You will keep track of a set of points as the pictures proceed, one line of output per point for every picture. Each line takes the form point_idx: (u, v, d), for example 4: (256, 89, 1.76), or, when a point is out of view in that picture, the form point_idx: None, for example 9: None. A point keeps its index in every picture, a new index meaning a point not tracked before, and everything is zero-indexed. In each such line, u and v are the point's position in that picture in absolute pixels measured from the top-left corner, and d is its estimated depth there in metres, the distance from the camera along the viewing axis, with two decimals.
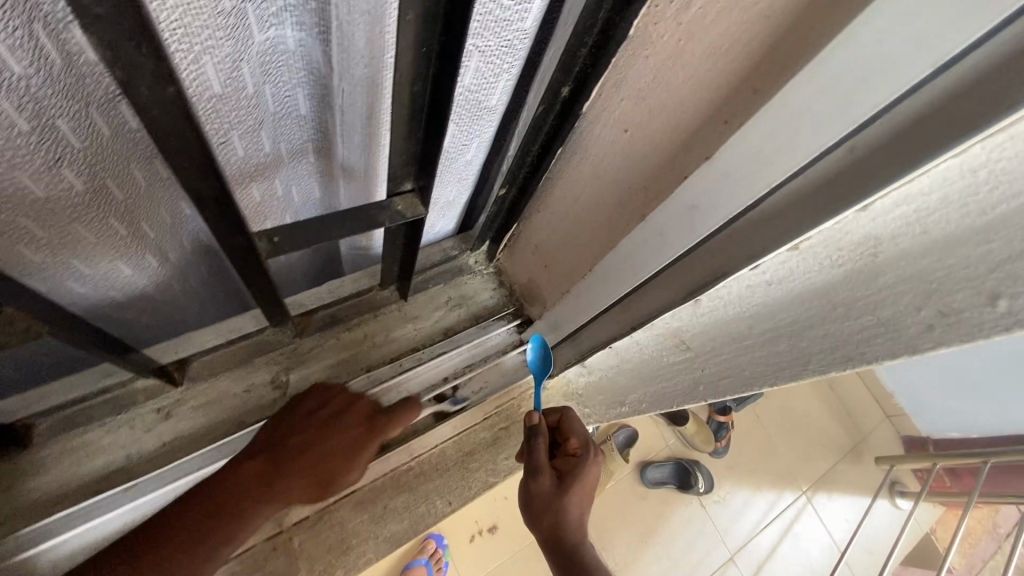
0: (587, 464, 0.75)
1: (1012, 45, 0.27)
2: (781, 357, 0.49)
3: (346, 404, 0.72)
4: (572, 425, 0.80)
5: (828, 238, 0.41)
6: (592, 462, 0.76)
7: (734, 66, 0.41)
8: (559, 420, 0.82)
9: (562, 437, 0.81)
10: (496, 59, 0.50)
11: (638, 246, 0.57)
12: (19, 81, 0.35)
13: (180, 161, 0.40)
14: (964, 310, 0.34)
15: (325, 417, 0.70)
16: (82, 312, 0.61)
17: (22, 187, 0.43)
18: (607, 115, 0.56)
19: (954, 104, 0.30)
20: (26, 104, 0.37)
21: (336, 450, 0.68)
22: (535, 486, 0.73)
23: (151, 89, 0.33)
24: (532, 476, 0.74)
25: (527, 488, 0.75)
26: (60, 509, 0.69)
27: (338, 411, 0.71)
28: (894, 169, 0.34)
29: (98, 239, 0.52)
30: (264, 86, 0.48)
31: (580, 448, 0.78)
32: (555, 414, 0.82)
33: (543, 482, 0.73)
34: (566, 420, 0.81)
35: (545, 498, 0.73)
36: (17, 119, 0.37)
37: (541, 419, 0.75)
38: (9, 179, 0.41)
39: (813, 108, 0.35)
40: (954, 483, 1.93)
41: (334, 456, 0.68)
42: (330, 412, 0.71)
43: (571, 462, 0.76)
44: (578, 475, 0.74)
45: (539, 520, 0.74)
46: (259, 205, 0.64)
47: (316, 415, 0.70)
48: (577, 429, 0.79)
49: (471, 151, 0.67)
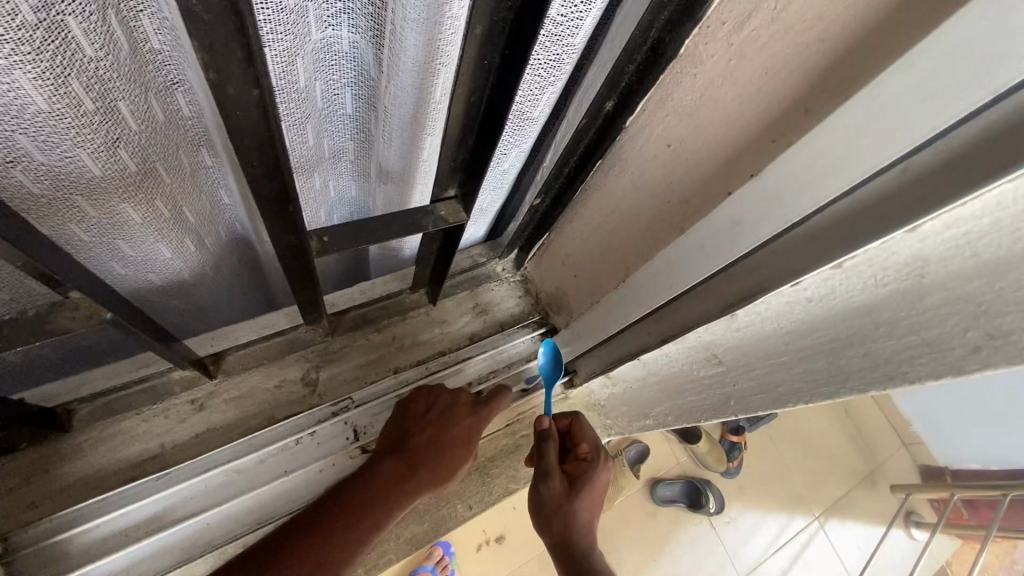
0: (596, 468, 0.76)
1: None
2: (819, 374, 0.50)
3: (450, 401, 0.77)
4: (582, 430, 0.80)
5: (873, 259, 0.41)
6: (603, 467, 0.77)
7: (785, 87, 0.43)
8: (569, 426, 0.83)
9: (572, 443, 0.82)
10: (544, 72, 0.52)
11: (676, 260, 0.58)
12: (89, 63, 0.36)
13: (251, 160, 0.42)
14: (1014, 333, 0.35)
15: (439, 414, 0.75)
16: (123, 292, 0.63)
17: (81, 165, 0.43)
18: (650, 130, 0.58)
19: (1008, 132, 0.31)
20: (93, 84, 0.38)
21: (453, 442, 0.72)
22: (546, 487, 0.73)
23: (238, 91, 0.35)
24: (543, 478, 0.74)
25: (537, 493, 0.75)
26: (94, 494, 0.71)
27: (448, 406, 0.76)
28: (946, 192, 0.34)
29: (143, 222, 0.52)
30: (317, 83, 0.49)
31: (590, 453, 0.79)
32: (565, 420, 0.83)
33: (553, 485, 0.73)
34: (576, 426, 0.82)
35: (555, 500, 0.73)
36: (84, 99, 0.38)
37: (552, 423, 0.77)
38: (69, 157, 0.42)
39: (867, 130, 0.36)
40: (972, 516, 1.89)
41: (451, 449, 0.72)
42: (440, 407, 0.76)
43: (581, 466, 0.77)
44: (588, 480, 0.75)
45: (548, 525, 0.73)
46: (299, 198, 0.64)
47: (428, 414, 0.75)
48: (587, 435, 0.80)
49: (509, 160, 0.68)
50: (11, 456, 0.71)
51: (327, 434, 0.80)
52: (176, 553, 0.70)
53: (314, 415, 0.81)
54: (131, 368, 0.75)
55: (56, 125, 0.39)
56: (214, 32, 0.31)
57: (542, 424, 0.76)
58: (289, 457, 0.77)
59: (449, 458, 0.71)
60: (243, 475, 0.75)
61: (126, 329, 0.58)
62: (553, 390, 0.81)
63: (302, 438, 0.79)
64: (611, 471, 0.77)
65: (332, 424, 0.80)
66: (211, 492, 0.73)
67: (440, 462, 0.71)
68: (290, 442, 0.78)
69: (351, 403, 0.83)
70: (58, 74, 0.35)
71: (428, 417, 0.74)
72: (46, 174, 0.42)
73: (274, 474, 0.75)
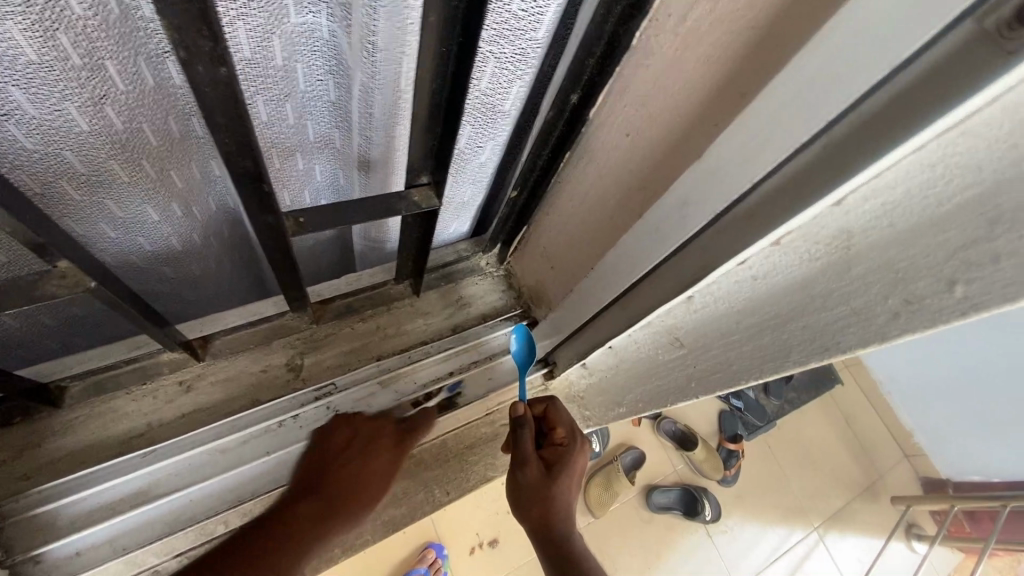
0: (574, 454, 0.77)
1: (967, 39, 0.30)
2: (765, 350, 0.52)
3: (372, 432, 0.77)
4: (558, 414, 0.81)
5: (806, 233, 0.44)
6: (579, 451, 0.78)
7: (724, 72, 0.45)
8: (545, 410, 0.83)
9: (548, 426, 0.82)
10: (511, 66, 0.55)
11: (635, 244, 0.61)
12: (77, 21, 0.40)
13: (223, 137, 0.45)
14: (926, 297, 0.37)
15: (360, 446, 0.75)
16: (112, 256, 0.66)
17: (70, 119, 0.47)
18: (611, 120, 0.60)
19: (904, 106, 0.33)
20: (81, 41, 0.41)
21: (374, 470, 0.74)
22: (523, 477, 0.74)
23: (206, 69, 0.38)
24: (520, 466, 0.75)
25: (516, 480, 0.76)
26: (83, 467, 0.74)
27: (371, 437, 0.77)
28: (851, 164, 0.37)
29: (130, 180, 0.56)
30: (296, 64, 0.52)
31: (566, 437, 0.79)
32: (541, 405, 0.83)
33: (530, 473, 0.74)
34: (552, 410, 0.82)
35: (533, 487, 0.74)
36: (71, 54, 0.42)
37: (527, 411, 0.77)
38: (58, 110, 0.46)
39: (787, 109, 0.39)
40: (973, 528, 1.87)
41: (373, 479, 0.75)
42: (361, 440, 0.76)
43: (557, 452, 0.78)
44: (566, 464, 0.76)
45: (527, 510, 0.75)
46: (278, 172, 0.67)
47: (348, 447, 0.75)
48: (563, 419, 0.80)
49: (485, 153, 0.71)
50: (6, 429, 0.74)
51: (310, 418, 0.82)
52: (158, 526, 0.73)
53: (297, 398, 0.84)
54: (123, 349, 0.78)
55: (46, 76, 0.43)
56: (181, 12, 0.34)
57: (518, 412, 0.76)
58: (272, 439, 0.80)
59: (372, 488, 0.74)
60: (227, 455, 0.78)
61: (121, 306, 0.63)
62: (526, 377, 0.82)
63: (284, 421, 0.81)
64: (588, 454, 0.78)
65: (315, 407, 0.83)
66: (194, 469, 0.76)
67: (364, 491, 0.73)
68: (273, 425, 0.81)
69: (334, 388, 0.86)
70: (47, 28, 0.39)
71: (350, 449, 0.75)
72: (37, 128, 0.47)
73: (256, 455, 0.78)
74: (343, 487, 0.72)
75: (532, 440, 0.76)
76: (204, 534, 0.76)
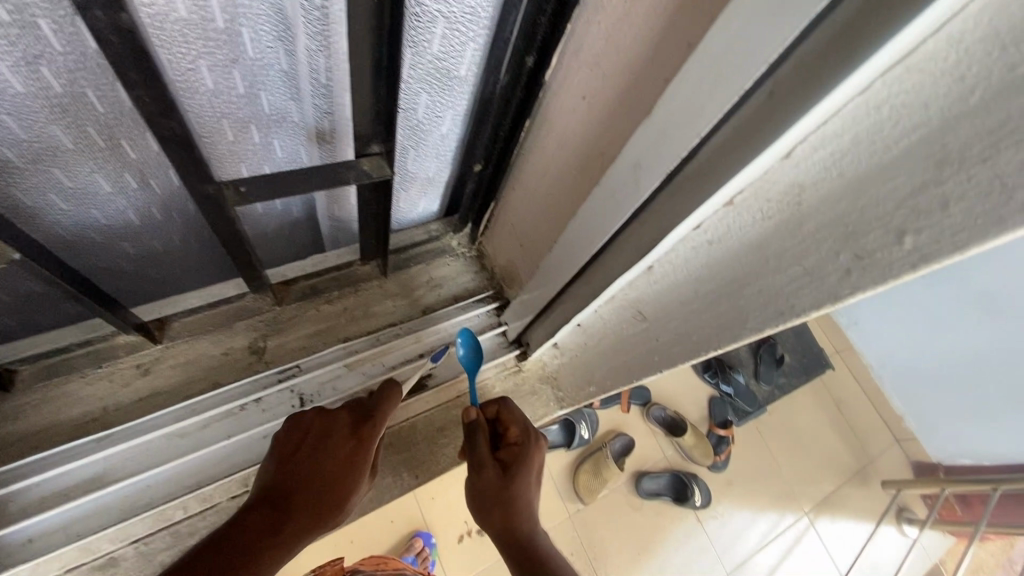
0: (530, 450, 0.74)
1: None
2: (724, 317, 0.50)
3: (326, 425, 0.65)
4: (511, 413, 0.78)
5: (758, 191, 0.42)
6: (535, 448, 0.75)
7: (671, 20, 0.43)
8: (498, 412, 0.80)
9: (502, 428, 0.79)
10: (462, 26, 0.53)
11: (594, 213, 0.58)
12: None
13: (141, 93, 0.42)
14: (877, 252, 0.35)
15: (315, 440, 0.64)
16: (66, 230, 0.64)
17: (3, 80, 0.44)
18: (568, 84, 0.58)
19: (848, 41, 0.31)
20: None
21: (333, 468, 0.62)
22: (481, 481, 0.71)
23: (106, 14, 0.35)
24: (476, 470, 0.71)
25: (473, 486, 0.72)
26: (36, 452, 0.72)
27: (324, 430, 0.65)
28: (794, 109, 0.35)
29: (75, 147, 0.53)
30: (241, 27, 0.48)
31: (520, 435, 0.76)
32: (493, 407, 0.80)
33: (487, 474, 0.71)
34: (505, 411, 0.79)
35: (492, 490, 0.70)
36: None
37: (480, 414, 0.75)
38: None
39: (730, 52, 0.36)
40: (964, 511, 1.86)
41: (340, 475, 0.62)
42: (315, 434, 0.64)
43: (514, 451, 0.75)
44: (523, 461, 0.73)
45: (488, 517, 0.69)
46: (232, 146, 0.61)
47: (301, 444, 0.64)
48: (517, 418, 0.78)
49: (445, 124, 0.69)
50: None
51: (272, 401, 0.81)
52: (115, 512, 0.71)
53: (259, 382, 0.82)
54: (78, 331, 0.76)
55: None
56: None
57: (469, 416, 0.75)
58: (233, 423, 0.78)
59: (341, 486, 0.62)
60: (186, 439, 0.76)
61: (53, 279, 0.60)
62: (473, 383, 0.79)
63: (246, 405, 0.80)
64: (544, 449, 0.76)
65: (278, 391, 0.81)
66: (151, 454, 0.74)
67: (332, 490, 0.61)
68: (235, 408, 0.79)
69: (298, 370, 0.84)
70: None
71: (304, 446, 0.63)
72: None
73: (216, 439, 0.76)
74: (307, 488, 0.60)
75: (487, 443, 0.74)
76: (163, 519, 0.74)
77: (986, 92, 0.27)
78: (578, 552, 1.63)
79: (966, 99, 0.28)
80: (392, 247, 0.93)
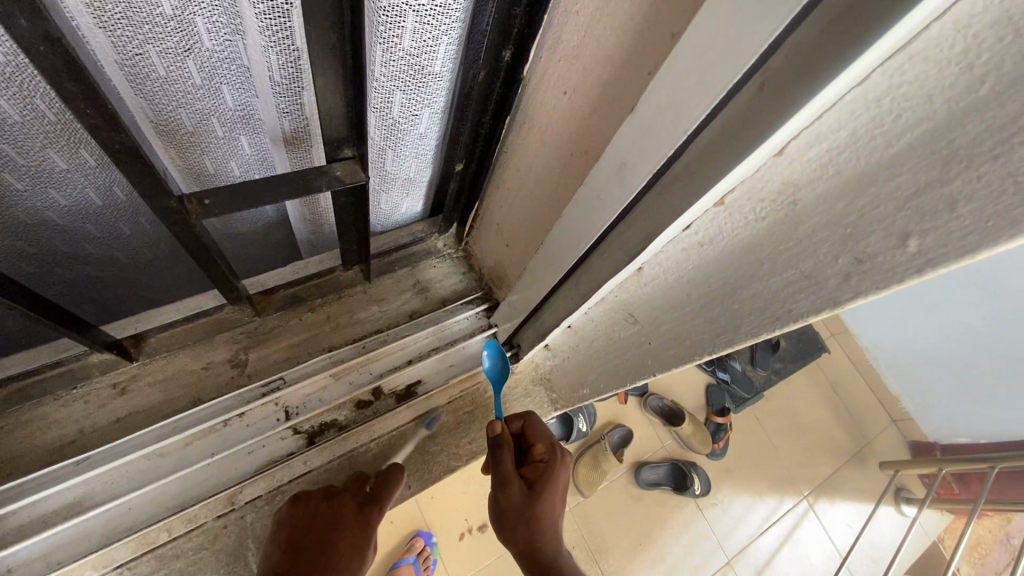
0: (555, 469, 0.71)
1: None
2: (717, 321, 0.48)
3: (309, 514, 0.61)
4: (536, 429, 0.76)
5: (750, 189, 0.40)
6: (560, 466, 0.72)
7: (653, 11, 0.40)
8: (522, 426, 0.78)
9: (526, 444, 0.76)
10: (433, 20, 0.47)
11: (578, 214, 0.56)
12: None
13: (82, 102, 0.39)
14: (877, 255, 0.32)
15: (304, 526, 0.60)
16: (21, 214, 0.56)
17: None
18: (548, 78, 0.56)
19: (841, 27, 0.28)
20: None
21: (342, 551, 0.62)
22: (505, 498, 0.67)
23: (32, 22, 0.33)
24: (500, 487, 0.67)
25: (496, 502, 0.69)
26: (11, 479, 0.69)
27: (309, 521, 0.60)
28: (787, 102, 0.32)
29: (23, 120, 0.45)
30: (195, 15, 0.43)
31: (546, 452, 0.74)
32: (518, 422, 0.78)
33: (513, 494, 0.67)
34: (530, 427, 0.77)
35: (516, 509, 0.67)
36: None
37: (506, 428, 0.71)
38: None
39: (712, 47, 0.34)
40: (962, 490, 1.86)
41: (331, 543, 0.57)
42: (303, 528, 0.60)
43: (538, 468, 0.72)
44: (547, 480, 0.70)
45: (513, 536, 0.68)
46: (190, 136, 0.56)
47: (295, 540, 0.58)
48: (542, 433, 0.76)
49: (423, 124, 0.63)
50: None
51: (256, 416, 0.78)
52: (95, 537, 0.69)
53: (242, 396, 0.79)
54: (49, 352, 0.73)
55: None
56: None
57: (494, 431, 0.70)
58: (217, 439, 0.76)
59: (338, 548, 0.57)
60: (167, 459, 0.73)
61: (17, 308, 0.58)
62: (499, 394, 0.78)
63: (229, 420, 0.77)
64: (569, 468, 0.73)
65: (262, 404, 0.79)
66: (132, 476, 0.71)
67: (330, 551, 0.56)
68: (216, 425, 0.76)
69: (282, 383, 0.81)
70: None
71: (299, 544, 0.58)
72: None
73: (199, 457, 0.74)
74: None
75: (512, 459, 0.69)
76: (146, 543, 0.71)
77: (997, 83, 0.25)
78: (579, 546, 1.60)
79: (975, 90, 0.26)
80: (375, 251, 0.90)
